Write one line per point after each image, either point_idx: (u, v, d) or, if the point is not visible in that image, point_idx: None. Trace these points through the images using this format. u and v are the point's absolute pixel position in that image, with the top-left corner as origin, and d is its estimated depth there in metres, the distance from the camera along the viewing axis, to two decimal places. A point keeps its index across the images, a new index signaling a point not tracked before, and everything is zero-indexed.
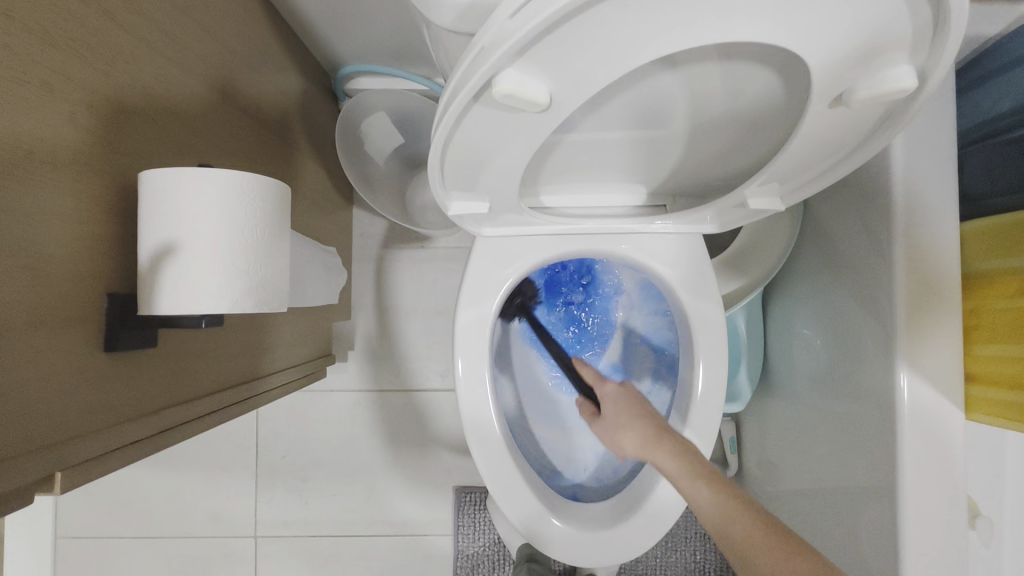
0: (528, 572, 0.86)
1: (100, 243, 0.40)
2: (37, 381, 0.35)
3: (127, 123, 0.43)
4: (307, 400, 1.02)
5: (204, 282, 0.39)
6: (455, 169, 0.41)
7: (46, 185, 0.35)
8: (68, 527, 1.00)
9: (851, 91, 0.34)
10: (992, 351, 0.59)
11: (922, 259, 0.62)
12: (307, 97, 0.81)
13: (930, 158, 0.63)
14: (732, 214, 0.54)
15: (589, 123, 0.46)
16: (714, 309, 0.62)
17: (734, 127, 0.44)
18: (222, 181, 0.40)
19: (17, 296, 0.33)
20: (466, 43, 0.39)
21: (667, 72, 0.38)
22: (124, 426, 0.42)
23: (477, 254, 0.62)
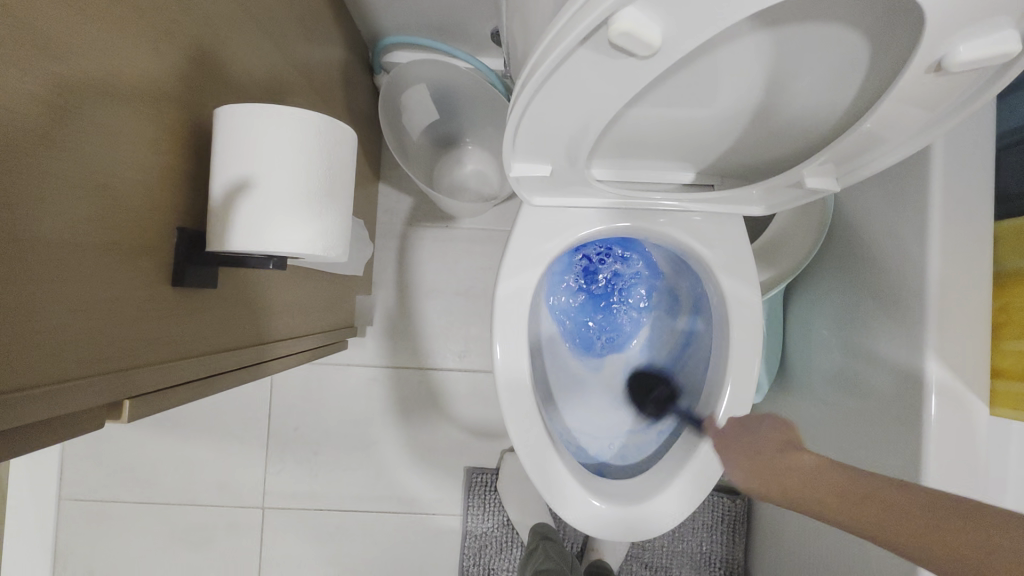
0: (541, 552, 0.86)
1: (172, 175, 0.40)
2: (112, 305, 0.34)
3: (201, 60, 0.43)
4: (322, 373, 1.01)
5: (278, 221, 0.39)
6: (530, 123, 0.41)
7: (129, 109, 0.35)
8: (71, 488, 0.98)
9: (949, 58, 0.34)
10: (1021, 346, 0.60)
11: (957, 255, 0.64)
12: (348, 64, 0.81)
13: (972, 155, 0.64)
14: (781, 194, 0.55)
15: (654, 96, 0.45)
16: (751, 293, 0.63)
17: (801, 103, 0.45)
18: (299, 120, 0.39)
19: (99, 217, 0.33)
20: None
21: (755, 35, 0.38)
22: (184, 362, 0.41)
23: (523, 224, 0.62)
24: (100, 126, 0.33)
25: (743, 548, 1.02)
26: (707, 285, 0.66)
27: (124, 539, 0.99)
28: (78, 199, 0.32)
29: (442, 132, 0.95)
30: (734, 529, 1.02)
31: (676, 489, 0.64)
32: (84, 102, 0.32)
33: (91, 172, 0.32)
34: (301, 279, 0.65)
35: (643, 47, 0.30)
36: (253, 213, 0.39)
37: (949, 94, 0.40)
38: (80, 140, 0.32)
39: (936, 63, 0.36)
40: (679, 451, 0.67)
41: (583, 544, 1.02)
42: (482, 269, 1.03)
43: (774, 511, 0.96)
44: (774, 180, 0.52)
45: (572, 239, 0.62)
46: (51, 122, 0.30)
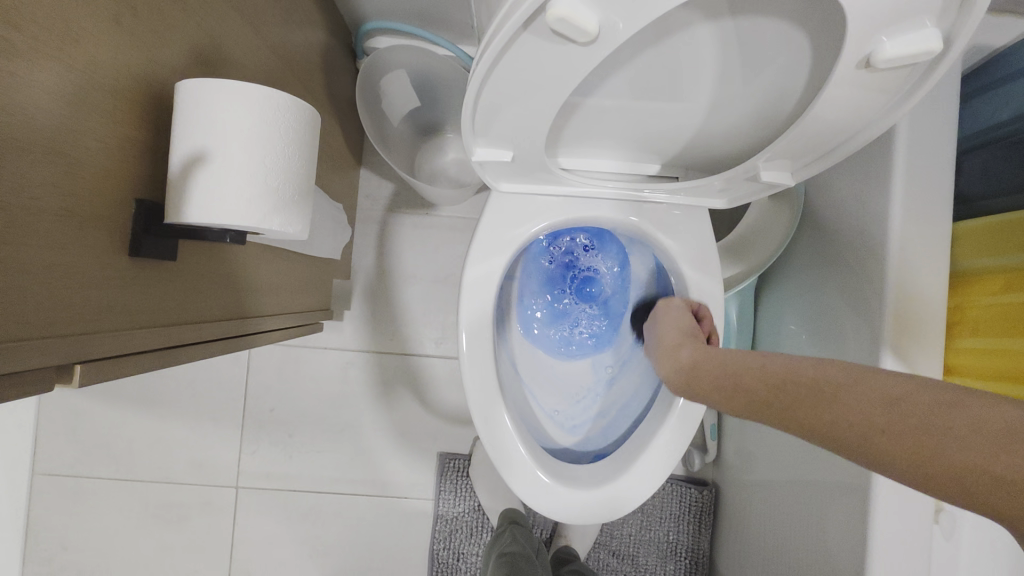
0: (508, 536, 0.88)
1: (132, 147, 0.40)
2: (65, 270, 0.35)
3: (170, 35, 0.44)
4: (299, 356, 1.02)
5: (234, 195, 0.40)
6: (484, 107, 0.42)
7: (86, 76, 0.35)
8: (46, 463, 0.99)
9: (876, 53, 0.35)
10: (977, 344, 0.62)
11: (914, 255, 0.65)
12: (329, 48, 0.81)
13: (933, 157, 0.65)
14: (741, 187, 0.56)
15: (611, 85, 0.46)
16: (714, 285, 0.64)
17: (754, 98, 0.46)
18: (257, 98, 0.40)
19: (55, 184, 0.34)
20: None
21: (705, 26, 0.39)
22: (140, 332, 0.42)
23: (491, 210, 0.63)
24: (56, 92, 0.33)
25: (709, 538, 1.04)
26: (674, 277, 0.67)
27: (98, 514, 0.99)
28: (30, 162, 0.32)
29: (423, 119, 0.96)
30: (700, 519, 1.04)
31: (635, 474, 0.66)
32: (39, 66, 0.32)
33: (45, 136, 0.33)
34: (272, 258, 0.65)
35: (579, 34, 0.30)
36: (209, 187, 0.39)
37: (888, 89, 0.41)
38: (34, 104, 0.32)
39: (865, 60, 0.37)
40: (640, 438, 0.69)
41: (552, 530, 1.04)
42: (461, 257, 1.04)
43: (739, 503, 0.98)
44: (732, 173, 0.54)
45: (540, 227, 0.63)
46: (5, 85, 0.30)
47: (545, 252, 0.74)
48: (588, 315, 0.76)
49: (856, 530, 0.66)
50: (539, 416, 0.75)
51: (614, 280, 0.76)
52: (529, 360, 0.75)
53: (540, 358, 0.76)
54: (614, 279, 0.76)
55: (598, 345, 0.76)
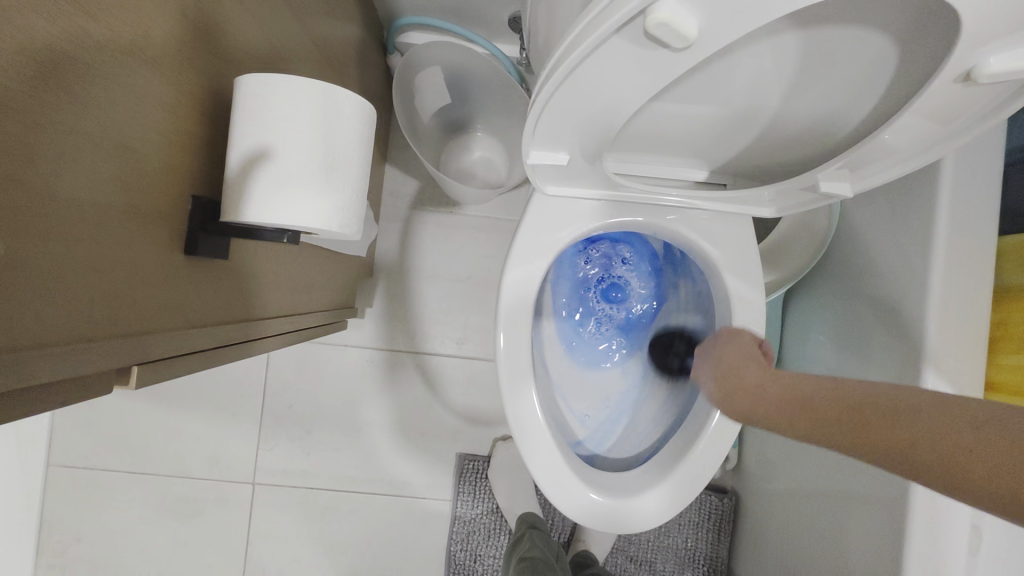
0: (529, 540, 0.87)
1: (190, 142, 0.39)
2: (128, 267, 0.34)
3: (226, 28, 0.42)
4: (320, 353, 1.01)
5: (296, 194, 0.39)
6: (551, 110, 0.41)
7: (151, 69, 0.34)
8: (62, 455, 0.98)
9: (979, 68, 0.34)
10: (1018, 360, 0.61)
11: (959, 269, 0.64)
12: (363, 42, 0.80)
13: (981, 170, 0.64)
14: (793, 197, 0.56)
15: (678, 91, 0.45)
16: (755, 295, 0.64)
17: (820, 107, 0.45)
18: (321, 95, 0.39)
19: (121, 180, 0.33)
20: None
21: (790, 34, 0.38)
22: (193, 332, 0.41)
23: (533, 213, 0.62)
24: (124, 86, 0.32)
25: (727, 546, 1.04)
26: (713, 285, 0.67)
27: (113, 508, 0.98)
28: (99, 157, 0.31)
29: (452, 117, 0.95)
30: (719, 527, 1.04)
31: (670, 483, 0.65)
32: (109, 58, 0.31)
33: (113, 131, 0.32)
34: (307, 256, 0.64)
35: (678, 39, 0.29)
36: (271, 185, 0.38)
37: (974, 106, 0.40)
38: (103, 98, 0.31)
39: (965, 73, 0.36)
40: (674, 447, 0.68)
41: (570, 534, 1.03)
42: (485, 257, 1.03)
43: (760, 512, 0.97)
44: (788, 183, 0.53)
45: (583, 230, 0.62)
46: (75, 78, 0.29)
47: (579, 257, 0.73)
48: (618, 323, 0.76)
49: (882, 547, 0.65)
50: (569, 422, 0.73)
51: (645, 289, 0.75)
52: (560, 365, 0.74)
53: (570, 364, 0.75)
54: (645, 288, 0.75)
55: (627, 354, 0.76)
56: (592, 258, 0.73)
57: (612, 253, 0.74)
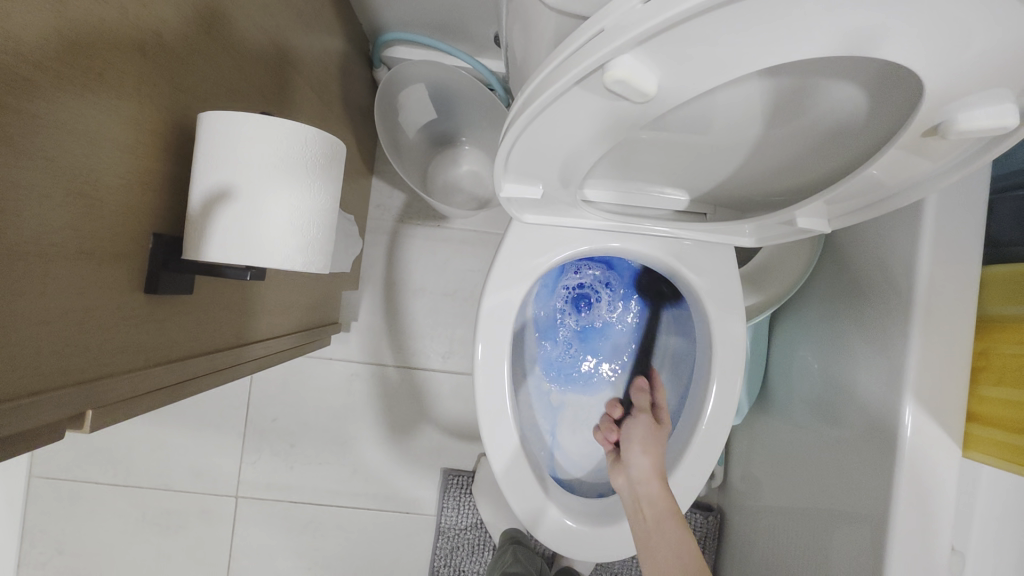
0: (511, 557, 0.87)
1: (152, 179, 0.39)
2: (79, 312, 0.33)
3: (191, 61, 0.42)
4: (305, 365, 1.01)
5: (257, 234, 0.38)
6: (522, 147, 0.40)
7: (106, 112, 0.34)
8: (43, 467, 0.97)
9: (950, 124, 0.34)
10: (1000, 393, 0.61)
11: (942, 299, 0.63)
12: (346, 58, 0.79)
13: (966, 200, 0.63)
14: (772, 229, 0.55)
15: (652, 125, 0.44)
16: (736, 322, 0.63)
17: (796, 144, 0.45)
18: (284, 134, 0.38)
19: (72, 227, 0.32)
20: (570, 26, 0.39)
21: (761, 79, 0.37)
22: (154, 369, 0.41)
23: (512, 239, 0.61)
24: (77, 131, 0.32)
25: (712, 562, 1.04)
26: (694, 312, 0.66)
27: (95, 520, 0.98)
28: (49, 207, 0.31)
29: (439, 131, 0.94)
30: (703, 543, 1.04)
31: None
32: (59, 106, 0.31)
33: (64, 177, 0.31)
34: (283, 279, 0.64)
35: (637, 94, 0.29)
36: (232, 224, 0.38)
37: (950, 152, 0.40)
38: (52, 147, 0.30)
39: (935, 126, 0.35)
40: None
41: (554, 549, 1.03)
42: (473, 271, 1.03)
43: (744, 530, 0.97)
44: (768, 217, 0.52)
45: (563, 256, 0.62)
46: (24, 130, 0.29)
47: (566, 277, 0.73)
48: (602, 346, 0.75)
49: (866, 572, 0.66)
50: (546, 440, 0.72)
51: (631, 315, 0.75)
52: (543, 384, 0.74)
53: (553, 384, 0.74)
54: (631, 314, 0.75)
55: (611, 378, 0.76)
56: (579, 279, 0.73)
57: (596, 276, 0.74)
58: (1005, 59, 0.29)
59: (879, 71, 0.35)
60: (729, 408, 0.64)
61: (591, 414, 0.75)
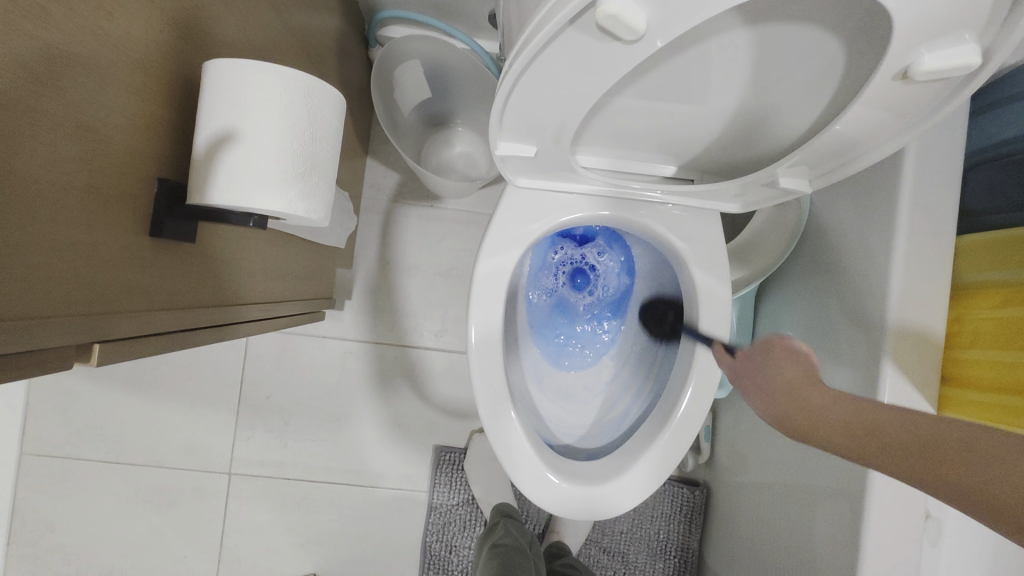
0: (503, 528, 0.89)
1: (157, 126, 0.40)
2: (88, 246, 0.35)
3: (197, 13, 0.43)
4: (298, 343, 1.01)
5: (258, 177, 0.39)
6: (517, 99, 0.42)
7: (117, 55, 0.35)
8: (35, 444, 0.97)
9: (916, 65, 0.36)
10: (972, 355, 0.63)
11: (919, 266, 0.66)
12: (343, 33, 0.80)
13: (942, 170, 0.66)
14: (756, 193, 0.57)
15: (640, 85, 0.46)
16: (722, 287, 0.65)
17: (777, 106, 0.47)
18: (285, 81, 0.40)
19: (82, 159, 0.33)
20: None
21: (743, 31, 0.39)
22: (157, 314, 0.42)
23: (506, 204, 0.63)
24: (89, 67, 0.33)
25: (699, 538, 1.06)
26: (681, 278, 0.68)
27: (85, 498, 0.98)
28: (59, 136, 0.32)
29: (433, 111, 0.95)
30: (691, 519, 1.06)
31: (635, 474, 0.66)
32: (72, 38, 0.32)
33: (76, 110, 0.32)
34: (280, 244, 0.65)
35: (627, 31, 0.31)
36: (236, 167, 0.39)
37: (920, 101, 0.42)
38: (64, 79, 0.31)
39: (904, 70, 0.37)
40: (641, 438, 0.70)
41: (545, 526, 1.04)
42: (465, 251, 1.04)
43: (729, 503, 0.99)
44: (751, 178, 0.54)
45: (554, 223, 0.63)
46: (39, 58, 0.30)
47: (575, 248, 0.76)
48: (581, 329, 0.78)
49: (846, 532, 0.68)
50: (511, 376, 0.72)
51: (616, 321, 0.78)
52: (521, 327, 0.75)
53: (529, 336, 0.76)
54: (616, 319, 0.78)
55: (578, 363, 0.77)
56: (586, 259, 0.76)
57: (602, 264, 0.77)
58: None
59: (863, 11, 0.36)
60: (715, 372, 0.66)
61: (549, 381, 0.76)
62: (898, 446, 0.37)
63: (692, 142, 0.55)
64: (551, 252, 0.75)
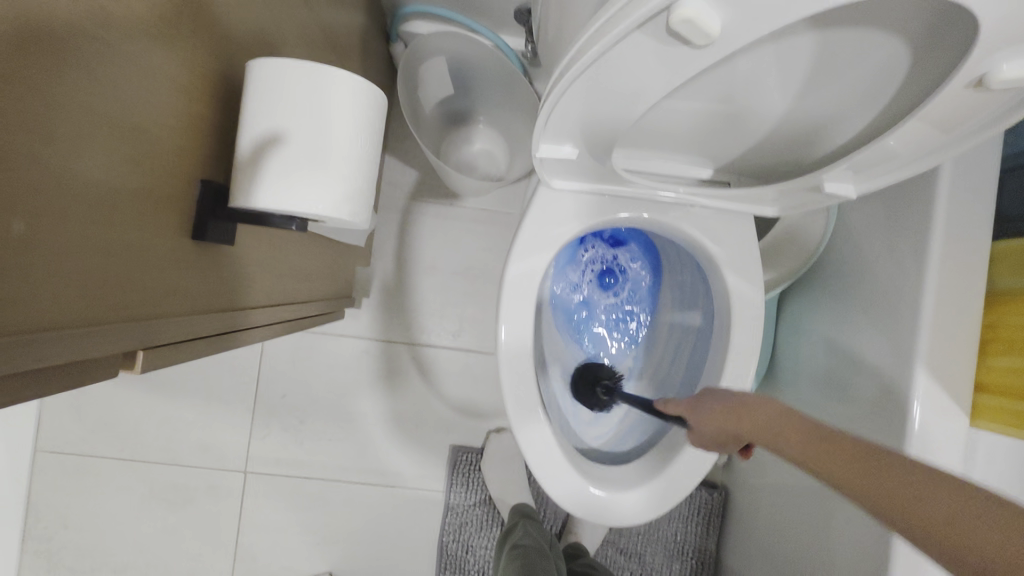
0: (523, 529, 0.88)
1: (202, 125, 0.39)
2: (138, 250, 0.34)
3: (237, 9, 0.42)
4: (315, 341, 1.01)
5: (300, 180, 0.38)
6: (568, 100, 0.41)
7: (164, 50, 0.34)
8: (50, 441, 0.97)
9: (993, 74, 0.35)
10: (1009, 363, 0.62)
11: (954, 272, 0.65)
12: (367, 28, 0.79)
13: (979, 175, 0.65)
14: (796, 197, 0.56)
15: (691, 87, 0.45)
16: (755, 292, 0.64)
17: (828, 109, 0.46)
18: (332, 81, 0.39)
19: (135, 161, 0.32)
20: None
21: (804, 34, 0.38)
22: (197, 317, 0.41)
23: (538, 205, 0.62)
24: (142, 66, 0.32)
25: (716, 540, 1.05)
26: (711, 281, 0.68)
27: (101, 496, 0.97)
28: (116, 138, 0.31)
29: (454, 108, 0.94)
30: (708, 521, 1.05)
31: (663, 479, 0.66)
32: (126, 35, 0.31)
33: (131, 110, 0.31)
34: (307, 244, 0.64)
35: (702, 36, 0.30)
36: (282, 171, 0.38)
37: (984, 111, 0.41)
38: (118, 77, 0.30)
39: (977, 80, 0.36)
40: (669, 443, 0.69)
41: (562, 526, 1.04)
42: (484, 250, 1.03)
43: (747, 506, 0.99)
44: (793, 183, 0.53)
45: (586, 225, 0.63)
46: (96, 57, 0.29)
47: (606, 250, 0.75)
48: (598, 329, 0.78)
49: (869, 538, 0.67)
50: (536, 360, 0.71)
51: (633, 327, 0.78)
52: (545, 317, 0.74)
53: (551, 327, 0.75)
54: (633, 326, 0.78)
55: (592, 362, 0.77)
56: (615, 262, 0.76)
57: (629, 269, 0.77)
58: None
59: (929, 19, 0.35)
60: (746, 377, 0.65)
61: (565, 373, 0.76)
62: (886, 485, 0.38)
63: (734, 144, 0.53)
64: (583, 249, 0.73)
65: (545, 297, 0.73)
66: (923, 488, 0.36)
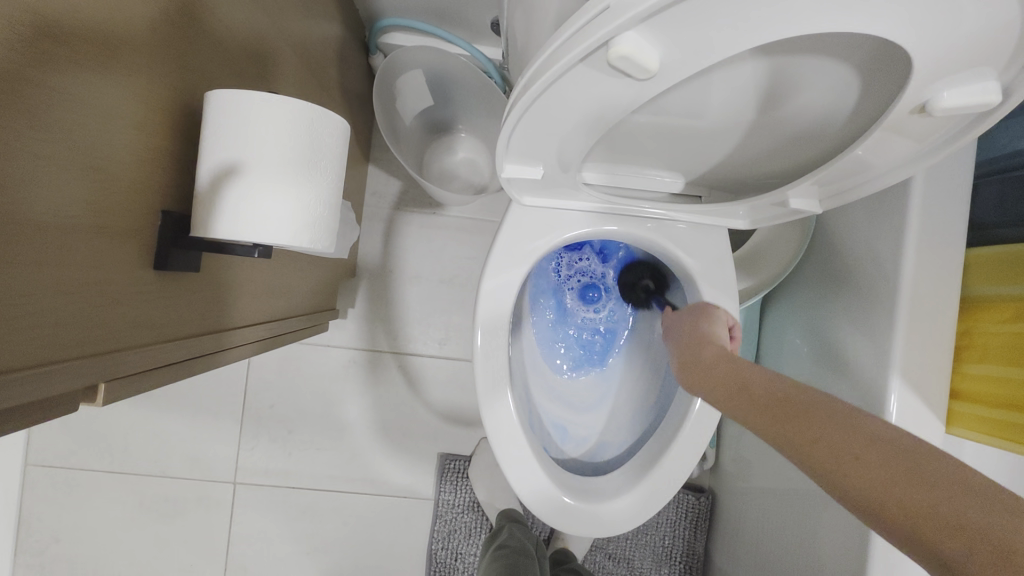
0: (509, 532, 0.89)
1: (162, 158, 0.39)
2: (95, 285, 0.34)
3: (198, 40, 0.42)
4: (302, 352, 1.01)
5: (261, 209, 0.39)
6: (526, 125, 0.41)
7: (118, 88, 0.34)
8: (39, 455, 0.97)
9: (933, 102, 0.36)
10: (982, 370, 0.63)
11: (927, 280, 0.65)
12: (344, 42, 0.79)
13: (950, 184, 0.65)
14: (765, 211, 0.57)
15: (653, 108, 0.45)
16: (730, 303, 0.65)
17: (785, 127, 0.46)
18: (289, 112, 0.39)
19: (89, 199, 0.33)
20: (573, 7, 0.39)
21: (758, 60, 0.38)
22: (165, 345, 0.41)
23: (511, 221, 0.62)
24: (93, 106, 0.32)
25: (704, 543, 1.06)
26: (687, 292, 0.68)
27: (92, 508, 0.98)
28: (68, 179, 0.31)
29: (435, 118, 0.94)
30: (696, 525, 1.06)
31: (640, 490, 0.66)
32: (75, 77, 0.31)
33: (82, 149, 0.32)
34: (283, 262, 0.64)
35: (639, 71, 0.30)
36: (240, 200, 0.38)
37: (940, 129, 0.41)
38: (68, 119, 0.31)
39: (922, 105, 0.37)
40: (648, 453, 0.69)
41: (550, 531, 1.05)
42: (468, 259, 1.03)
43: (734, 509, 0.99)
44: (760, 198, 0.54)
45: (560, 239, 0.63)
46: (44, 102, 0.29)
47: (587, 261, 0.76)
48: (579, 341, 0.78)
49: (852, 544, 0.67)
50: (514, 372, 0.71)
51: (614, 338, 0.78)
52: (524, 327, 0.74)
53: (529, 331, 0.75)
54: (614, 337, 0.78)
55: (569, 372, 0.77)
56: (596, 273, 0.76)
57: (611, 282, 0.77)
58: (990, 33, 0.31)
59: (874, 46, 0.36)
60: None
61: (542, 380, 0.75)
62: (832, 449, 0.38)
63: (701, 159, 0.54)
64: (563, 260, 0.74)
65: (525, 308, 0.74)
66: (865, 456, 0.37)
